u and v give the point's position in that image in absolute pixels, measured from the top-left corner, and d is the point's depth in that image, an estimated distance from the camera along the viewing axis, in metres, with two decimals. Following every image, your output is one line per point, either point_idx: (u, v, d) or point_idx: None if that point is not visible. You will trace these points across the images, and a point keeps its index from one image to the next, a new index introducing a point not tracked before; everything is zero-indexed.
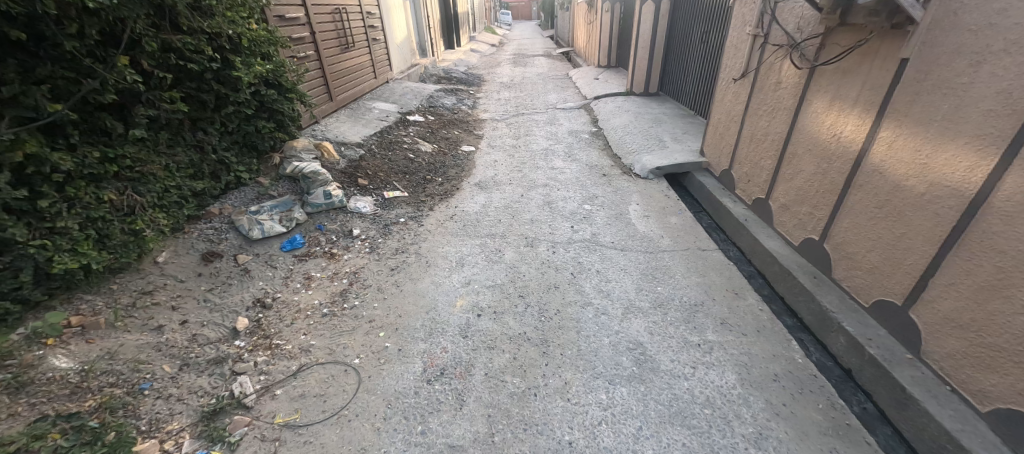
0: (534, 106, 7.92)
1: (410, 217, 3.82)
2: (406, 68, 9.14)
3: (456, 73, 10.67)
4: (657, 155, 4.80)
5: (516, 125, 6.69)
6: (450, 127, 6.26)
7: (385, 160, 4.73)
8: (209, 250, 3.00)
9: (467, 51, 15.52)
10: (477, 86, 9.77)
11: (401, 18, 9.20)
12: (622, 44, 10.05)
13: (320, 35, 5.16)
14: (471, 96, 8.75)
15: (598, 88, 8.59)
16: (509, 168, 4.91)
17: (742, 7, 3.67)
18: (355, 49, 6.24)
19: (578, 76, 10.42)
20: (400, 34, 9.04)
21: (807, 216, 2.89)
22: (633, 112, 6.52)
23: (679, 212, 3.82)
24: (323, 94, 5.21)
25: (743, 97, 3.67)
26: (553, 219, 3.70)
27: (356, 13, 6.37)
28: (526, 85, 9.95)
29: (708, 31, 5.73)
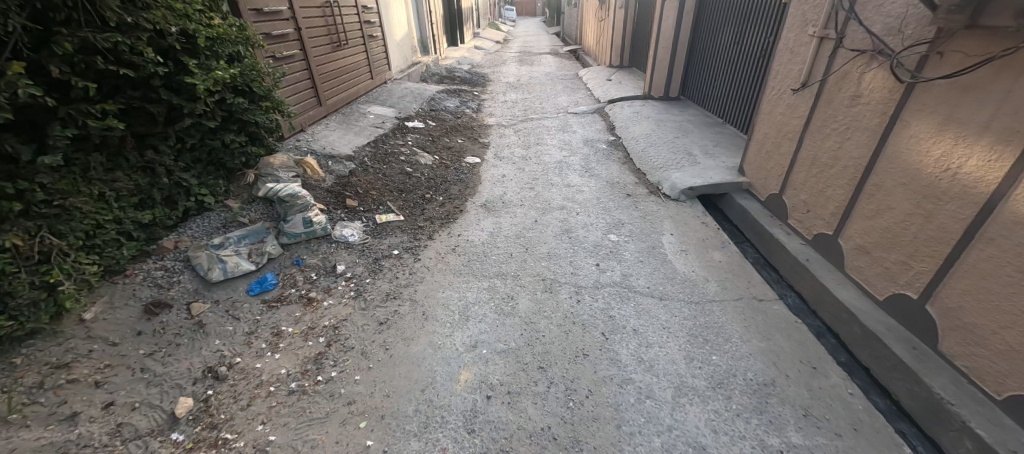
0: (543, 109, 7.33)
1: (405, 248, 3.25)
2: (405, 68, 8.54)
3: (460, 72, 10.08)
4: (687, 172, 4.21)
5: (525, 132, 6.10)
6: (452, 134, 5.68)
7: (379, 176, 4.15)
8: (156, 298, 2.44)
9: (471, 48, 14.89)
10: (482, 86, 9.18)
11: (401, 14, 8.59)
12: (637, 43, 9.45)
13: (307, 32, 4.57)
14: (476, 98, 8.16)
15: (612, 90, 8.00)
16: (519, 185, 4.33)
17: (802, 6, 3.08)
18: (349, 48, 5.65)
19: (589, 76, 9.83)
20: (400, 31, 8.44)
21: (898, 267, 2.32)
22: (654, 119, 5.93)
23: (722, 245, 3.23)
24: (311, 99, 4.63)
25: (801, 111, 3.09)
26: (574, 254, 3.13)
27: (351, 8, 5.77)
28: (533, 86, 9.34)
29: (742, 31, 5.13)
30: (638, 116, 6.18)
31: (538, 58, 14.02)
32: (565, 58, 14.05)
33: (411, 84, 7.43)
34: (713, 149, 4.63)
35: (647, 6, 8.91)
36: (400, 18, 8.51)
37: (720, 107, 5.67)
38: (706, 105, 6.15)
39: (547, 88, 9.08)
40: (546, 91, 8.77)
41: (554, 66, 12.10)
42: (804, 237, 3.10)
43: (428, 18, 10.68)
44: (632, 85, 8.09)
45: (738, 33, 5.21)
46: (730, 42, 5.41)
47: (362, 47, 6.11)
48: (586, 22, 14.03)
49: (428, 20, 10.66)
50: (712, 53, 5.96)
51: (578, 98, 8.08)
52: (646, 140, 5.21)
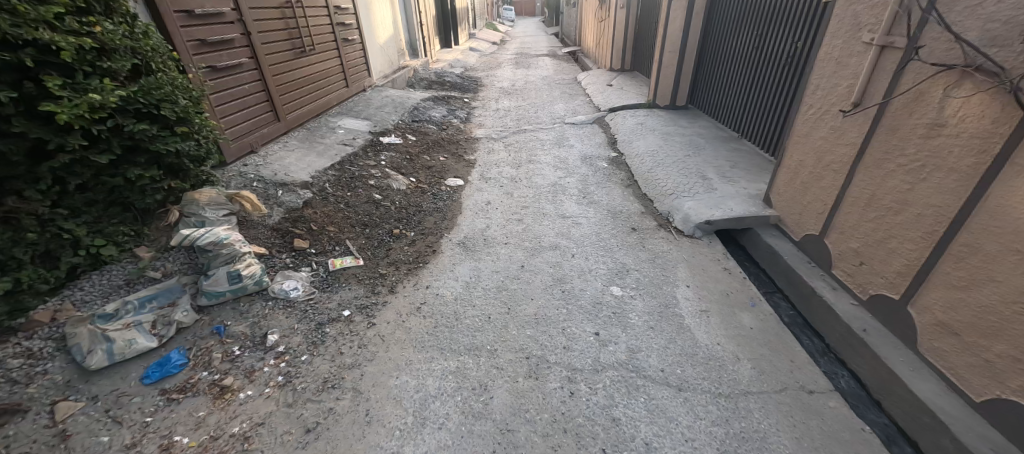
0: (538, 119, 6.70)
1: (359, 306, 2.62)
2: (389, 73, 7.90)
3: (451, 76, 9.44)
4: (702, 201, 3.58)
5: (516, 146, 5.48)
6: (434, 151, 5.05)
7: (340, 206, 3.53)
8: (4, 401, 1.84)
9: (465, 50, 14.25)
10: (474, 92, 8.55)
11: (384, 15, 7.95)
12: (640, 45, 8.85)
13: (261, 37, 3.95)
14: (465, 106, 7.53)
15: (613, 97, 7.38)
16: (505, 215, 3.71)
17: (853, 5, 2.47)
18: (317, 53, 5.03)
19: (589, 81, 9.21)
20: (383, 34, 7.80)
21: (1011, 363, 1.70)
22: (661, 132, 5.30)
23: (751, 303, 2.60)
24: (266, 115, 4.00)
25: (851, 138, 2.48)
26: (566, 316, 2.50)
27: (320, 8, 5.15)
28: (528, 92, 8.71)
29: (763, 35, 4.52)
30: (642, 129, 5.55)
31: (535, 60, 13.38)
32: (564, 60, 13.42)
33: (393, 92, 6.80)
34: (731, 171, 4.00)
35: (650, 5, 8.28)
36: (384, 20, 7.88)
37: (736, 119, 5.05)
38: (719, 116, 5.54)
39: (543, 94, 8.44)
40: (541, 97, 8.14)
41: (552, 70, 11.46)
42: (855, 295, 2.48)
43: (417, 19, 10.04)
44: (635, 92, 7.47)
45: (758, 36, 4.59)
46: (748, 46, 4.80)
47: (335, 53, 5.49)
48: (585, 22, 13.40)
49: (417, 21, 10.03)
50: (725, 57, 5.34)
51: (577, 106, 7.45)
52: (652, 158, 4.58)
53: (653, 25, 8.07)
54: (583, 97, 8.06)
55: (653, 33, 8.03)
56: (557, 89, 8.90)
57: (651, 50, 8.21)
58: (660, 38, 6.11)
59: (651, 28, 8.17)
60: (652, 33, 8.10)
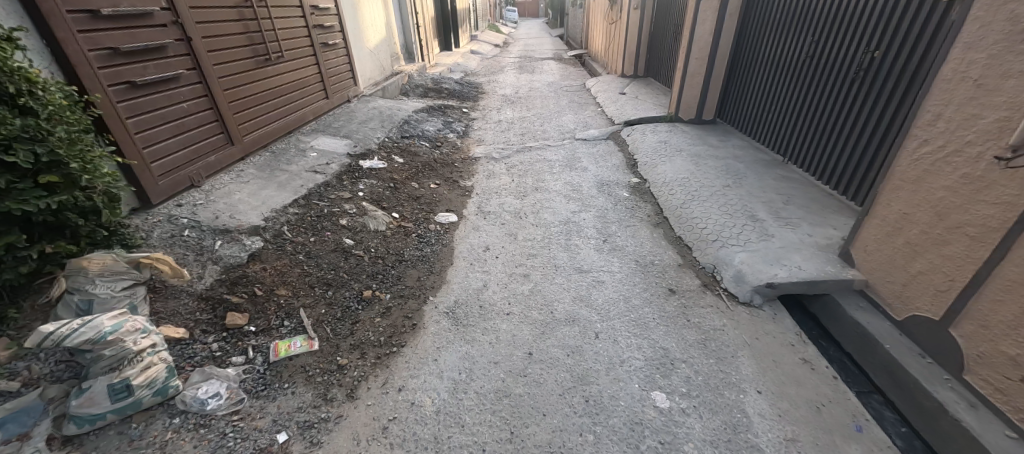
0: (545, 133, 5.95)
1: (302, 424, 1.88)
2: (380, 81, 7.16)
3: (449, 83, 8.71)
4: (758, 254, 2.81)
5: (521, 168, 4.73)
6: (424, 176, 4.31)
7: (297, 259, 2.79)
8: None
9: (466, 54, 13.51)
10: (473, 101, 7.81)
11: (375, 17, 7.22)
12: (656, 50, 8.10)
13: (207, 43, 3.20)
14: (464, 117, 6.79)
15: (629, 108, 6.63)
16: (507, 267, 2.95)
17: (1009, 4, 1.72)
18: (288, 61, 4.28)
19: (599, 88, 8.46)
20: (374, 38, 7.07)
21: None
22: (690, 154, 4.54)
23: (854, 426, 1.84)
24: (214, 139, 3.25)
25: (1009, 196, 1.73)
26: (594, 450, 1.75)
27: (294, 9, 4.41)
28: (534, 101, 7.95)
29: (819, 45, 3.75)
30: (667, 149, 4.78)
31: (540, 64, 12.63)
32: (571, 64, 12.65)
33: (383, 102, 6.06)
34: (786, 211, 3.24)
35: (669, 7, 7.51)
36: (374, 23, 7.15)
37: (783, 142, 4.24)
38: (758, 135, 4.73)
39: (550, 103, 7.68)
40: (548, 107, 7.39)
41: (558, 75, 10.69)
42: (1013, 424, 1.73)
43: (413, 22, 9.31)
44: (652, 103, 6.70)
45: (816, 43, 3.79)
46: (801, 55, 4.00)
47: (312, 60, 4.74)
48: (594, 24, 12.62)
49: (413, 24, 9.30)
50: (768, 67, 4.53)
51: (588, 118, 6.68)
52: (685, 188, 3.82)
53: (672, 28, 7.30)
54: (594, 108, 7.30)
55: (673, 37, 7.26)
56: (565, 98, 8.15)
57: (670, 56, 7.44)
58: (686, 44, 5.34)
59: (670, 32, 7.40)
60: (671, 37, 7.33)
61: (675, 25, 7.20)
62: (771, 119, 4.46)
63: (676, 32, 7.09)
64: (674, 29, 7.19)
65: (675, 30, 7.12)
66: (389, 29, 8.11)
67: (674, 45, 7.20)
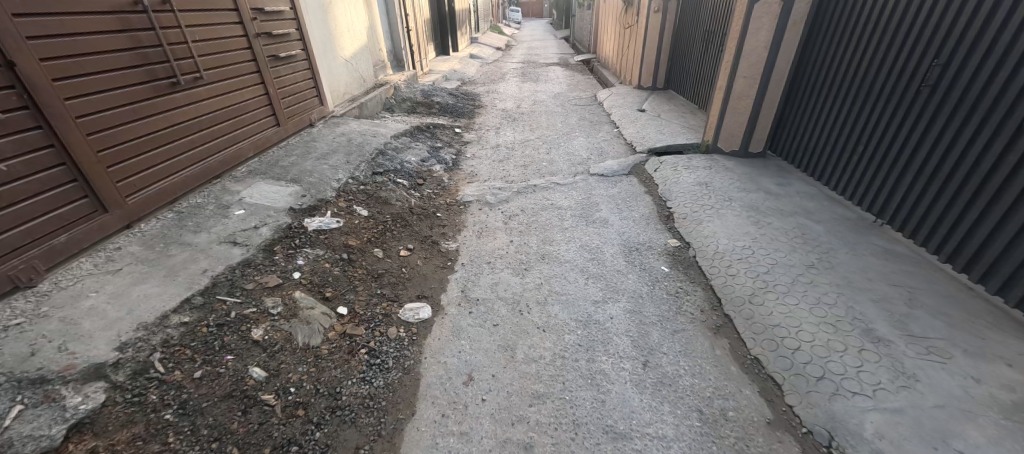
0: (552, 163, 4.88)
1: None
2: (358, 95, 6.10)
3: (441, 95, 7.65)
4: (902, 420, 1.75)
5: (522, 219, 3.67)
6: (394, 235, 3.24)
7: (163, 422, 1.75)
8: None
9: (465, 58, 12.45)
10: (468, 118, 6.75)
11: (354, 21, 6.15)
12: (681, 59, 7.04)
13: (51, 68, 2.14)
14: (455, 140, 5.73)
15: (651, 131, 5.56)
16: (498, 423, 1.90)
17: None
18: (215, 82, 3.22)
19: (614, 102, 7.39)
20: (351, 46, 6.01)
21: None
22: (744, 205, 3.48)
23: None
24: (64, 209, 2.21)
25: None
26: None
27: (226, 15, 3.36)
28: (538, 118, 6.88)
29: (926, 74, 2.69)
30: (710, 195, 3.72)
31: (545, 71, 11.53)
32: (579, 71, 11.56)
33: (356, 124, 4.99)
34: (917, 322, 2.19)
35: (699, 11, 6.43)
36: (352, 28, 6.08)
37: (867, 192, 3.16)
38: (825, 176, 3.64)
39: (557, 122, 6.62)
40: (555, 127, 6.32)
41: (565, 84, 9.61)
42: None
43: (403, 25, 8.25)
44: (681, 126, 5.63)
45: (934, 66, 2.64)
46: (905, 81, 2.85)
47: (255, 78, 3.69)
48: (604, 28, 11.53)
49: (402, 28, 8.24)
50: (845, 92, 3.41)
51: (602, 142, 5.62)
52: (750, 266, 2.75)
53: (704, 37, 6.22)
54: (609, 128, 6.23)
55: (704, 47, 6.19)
56: (574, 114, 7.08)
57: (700, 68, 6.36)
58: (730, 59, 4.27)
59: (701, 40, 6.31)
60: (703, 47, 6.25)
61: (708, 33, 6.12)
62: (847, 160, 3.37)
63: (710, 42, 6.00)
64: (707, 38, 6.11)
65: (709, 39, 6.04)
66: (372, 34, 7.04)
67: (707, 56, 6.11)
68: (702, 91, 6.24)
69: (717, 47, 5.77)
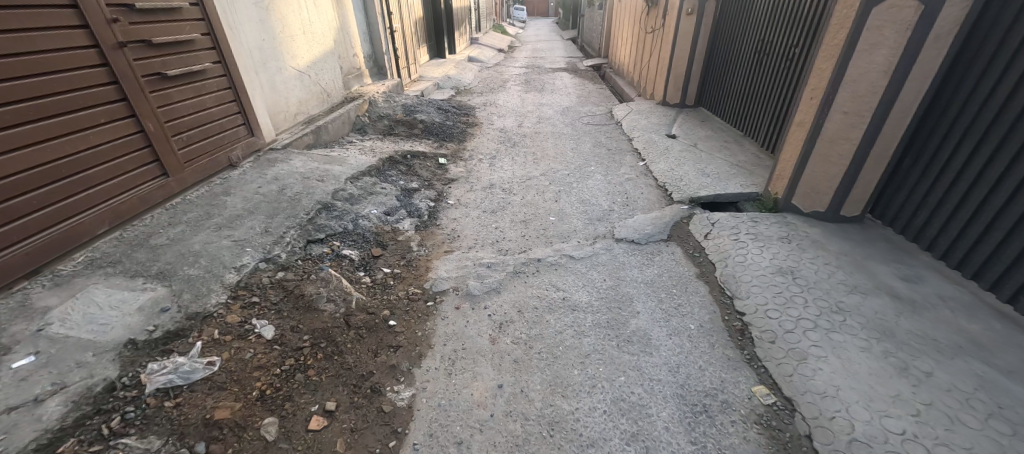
0: (562, 218, 3.63)
1: None
2: (316, 115, 4.83)
3: (428, 109, 6.39)
4: None
5: (520, 330, 2.42)
6: (309, 378, 1.98)
7: None
8: None
9: (462, 62, 11.14)
10: (457, 142, 5.49)
11: (313, 20, 4.86)
12: (723, 70, 5.76)
13: None
14: (438, 176, 4.48)
15: (690, 171, 4.29)
16: None
17: None
18: (17, 127, 1.99)
19: (635, 123, 6.11)
20: (308, 54, 4.72)
21: None
22: (868, 326, 2.21)
23: None
24: None
25: None
26: None
27: (47, 15, 2.10)
28: (543, 143, 5.60)
29: None
30: (805, 297, 2.45)
31: (552, 78, 10.22)
32: (589, 79, 10.24)
33: (300, 160, 3.72)
34: None
35: (750, 13, 5.12)
36: (311, 29, 4.79)
37: None
38: (974, 253, 2.48)
39: (567, 149, 5.34)
40: (564, 158, 5.05)
41: (575, 96, 8.29)
42: None
43: (384, 25, 6.95)
44: (729, 164, 4.35)
45: None
46: None
47: (118, 110, 2.44)
48: (618, 32, 10.21)
49: (383, 29, 6.94)
50: None
51: (626, 184, 4.34)
52: None
53: (757, 47, 4.91)
54: (633, 161, 4.94)
55: (757, 60, 4.89)
56: (587, 137, 5.80)
57: (749, 86, 5.06)
58: (822, 85, 3.00)
59: (752, 51, 5.02)
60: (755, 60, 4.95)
61: (761, 43, 4.82)
62: None
63: (766, 54, 4.71)
64: (761, 49, 4.83)
65: (764, 51, 4.74)
66: (341, 37, 5.75)
67: (760, 71, 4.82)
68: (752, 115, 4.96)
69: (776, 62, 4.47)
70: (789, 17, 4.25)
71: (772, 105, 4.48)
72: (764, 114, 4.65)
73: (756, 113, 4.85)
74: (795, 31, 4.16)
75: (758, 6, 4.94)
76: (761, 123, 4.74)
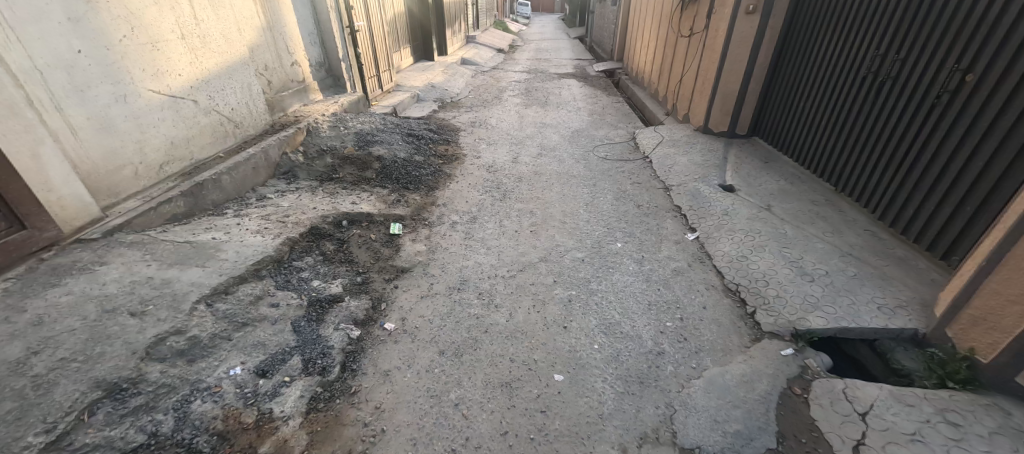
0: (575, 378, 2.05)
1: None
2: (207, 161, 3.25)
3: (393, 136, 4.79)
4: None
5: None
6: None
7: None
8: None
9: (452, 66, 9.48)
10: (424, 191, 3.91)
11: (208, 17, 3.26)
12: (793, 91, 4.20)
13: None
14: (382, 262, 2.91)
15: (778, 267, 2.70)
16: None
17: None
18: None
19: (670, 161, 4.51)
20: (193, 68, 3.11)
21: None
22: None
23: None
24: None
25: None
26: None
27: None
28: (547, 192, 4.00)
29: None
30: None
31: (557, 87, 8.57)
32: (603, 89, 8.58)
33: (122, 264, 2.16)
34: None
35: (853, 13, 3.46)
36: (200, 30, 3.18)
37: None
38: None
39: (579, 206, 3.74)
40: (577, 223, 3.46)
41: (587, 114, 6.66)
42: None
43: (342, 23, 5.28)
44: (838, 255, 2.75)
45: None
46: None
47: None
48: (638, 32, 8.56)
49: (340, 29, 5.28)
50: None
51: (676, 282, 2.75)
52: None
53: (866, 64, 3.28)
54: (677, 231, 3.34)
55: (867, 84, 3.25)
56: (606, 183, 4.20)
57: (847, 121, 3.43)
58: None
59: (857, 70, 3.37)
60: (861, 84, 3.31)
61: (876, 59, 3.18)
62: None
63: (885, 76, 3.08)
64: (874, 68, 3.18)
65: (882, 72, 3.10)
66: (266, 40, 4.13)
67: (871, 101, 3.19)
68: (849, 163, 3.38)
69: (891, 89, 3.01)
70: (948, 18, 2.61)
71: (903, 158, 2.86)
72: (878, 167, 3.07)
73: (859, 162, 3.28)
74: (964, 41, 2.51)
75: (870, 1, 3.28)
76: (871, 182, 3.14)
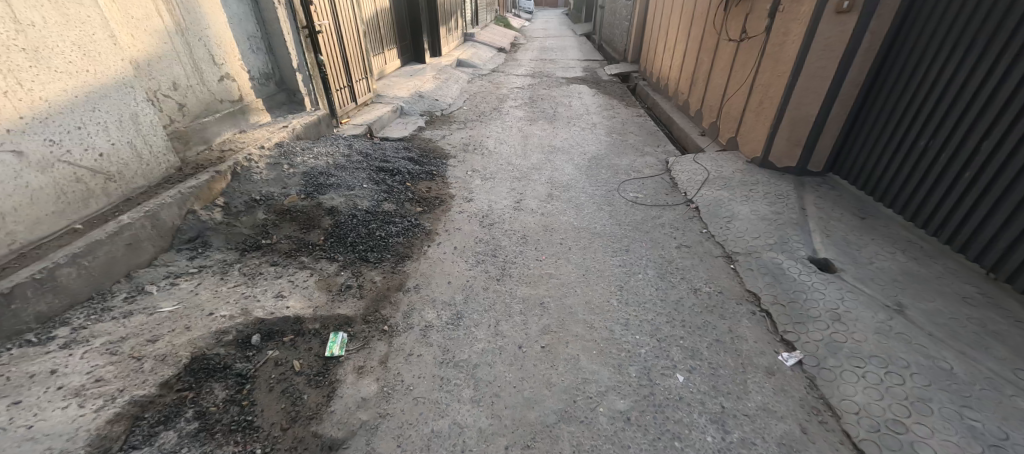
0: None
1: None
2: (47, 243, 2.14)
3: (358, 172, 3.63)
4: None
5: None
6: None
7: None
8: None
9: (445, 69, 8.28)
10: (391, 265, 2.77)
11: (44, 20, 2.11)
12: (890, 113, 3.11)
13: None
14: (300, 425, 1.76)
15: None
16: None
17: None
18: None
19: (726, 212, 3.35)
20: (7, 102, 1.98)
21: None
22: None
23: None
24: None
25: None
26: None
27: None
28: (562, 265, 2.85)
29: None
30: None
31: (566, 95, 7.37)
32: (619, 97, 7.38)
33: None
34: None
35: (895, 50, 3.09)
36: (26, 40, 2.04)
37: None
38: None
39: (610, 291, 2.60)
40: (610, 328, 2.32)
41: (605, 133, 5.49)
42: None
43: (296, 23, 4.11)
44: None
45: None
46: None
47: None
48: (661, 32, 7.35)
49: (294, 30, 4.11)
50: None
51: None
52: None
53: (927, 100, 2.83)
54: (764, 347, 2.20)
55: (928, 125, 2.80)
56: (644, 247, 3.06)
57: (937, 167, 2.72)
58: None
59: (912, 107, 2.92)
60: (935, 121, 2.75)
61: (941, 97, 2.73)
62: None
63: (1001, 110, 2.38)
64: (938, 109, 2.74)
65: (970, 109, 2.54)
66: (169, 49, 2.97)
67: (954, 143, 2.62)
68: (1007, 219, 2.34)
69: None
70: None
71: None
72: None
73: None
74: (980, 136, 2.49)
75: (918, 41, 2.92)
76: None
